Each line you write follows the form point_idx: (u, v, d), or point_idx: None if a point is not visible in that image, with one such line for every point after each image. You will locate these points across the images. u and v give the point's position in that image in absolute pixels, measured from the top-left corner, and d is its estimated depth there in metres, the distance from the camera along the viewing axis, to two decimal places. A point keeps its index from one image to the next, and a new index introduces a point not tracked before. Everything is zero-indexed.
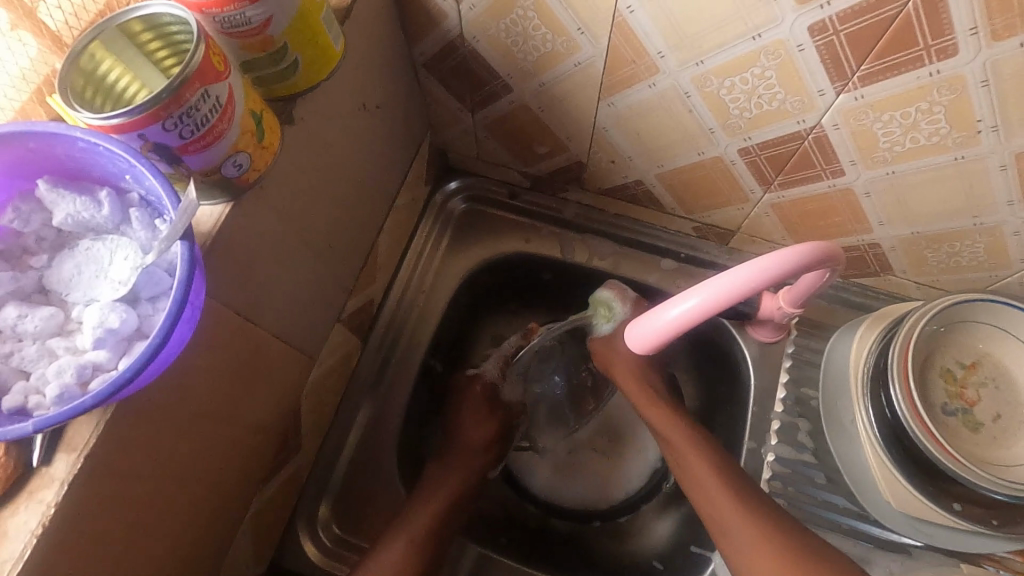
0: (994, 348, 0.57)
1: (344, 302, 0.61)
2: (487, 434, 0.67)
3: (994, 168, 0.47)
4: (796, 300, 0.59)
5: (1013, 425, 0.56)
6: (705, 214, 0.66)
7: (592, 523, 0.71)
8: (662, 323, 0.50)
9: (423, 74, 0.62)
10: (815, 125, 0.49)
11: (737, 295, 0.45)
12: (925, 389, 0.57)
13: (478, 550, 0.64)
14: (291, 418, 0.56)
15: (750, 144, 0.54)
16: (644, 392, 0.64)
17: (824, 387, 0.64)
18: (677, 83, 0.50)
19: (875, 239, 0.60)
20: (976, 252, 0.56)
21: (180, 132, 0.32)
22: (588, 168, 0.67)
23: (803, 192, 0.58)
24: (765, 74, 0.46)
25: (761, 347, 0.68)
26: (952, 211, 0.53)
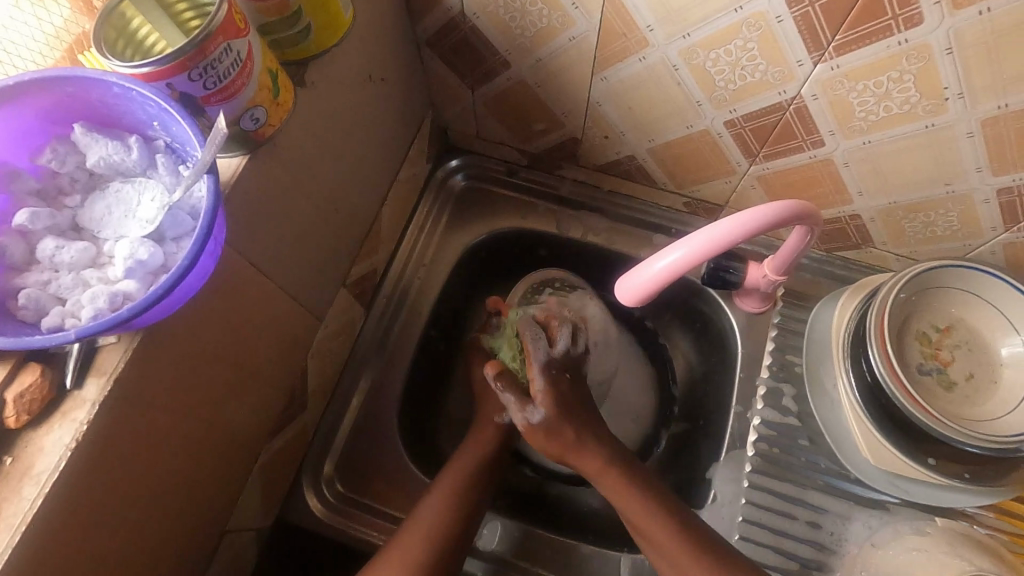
0: (968, 313, 0.60)
1: (348, 269, 0.64)
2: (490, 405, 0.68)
3: (962, 135, 0.50)
4: (780, 267, 0.62)
5: (984, 384, 0.59)
6: (694, 188, 0.69)
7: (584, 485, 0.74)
8: (648, 278, 0.51)
9: (426, 51, 0.65)
10: (796, 96, 0.53)
11: (722, 246, 0.47)
12: (902, 352, 0.60)
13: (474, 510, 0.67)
14: (297, 376, 0.59)
15: (735, 116, 0.57)
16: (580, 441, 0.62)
17: (809, 353, 0.67)
18: (665, 56, 0.53)
19: (855, 210, 0.63)
20: (949, 220, 0.59)
21: (204, 82, 0.35)
22: (583, 145, 0.70)
23: (786, 164, 0.60)
24: (747, 46, 0.49)
25: (748, 317, 0.71)
26: (926, 179, 0.56)
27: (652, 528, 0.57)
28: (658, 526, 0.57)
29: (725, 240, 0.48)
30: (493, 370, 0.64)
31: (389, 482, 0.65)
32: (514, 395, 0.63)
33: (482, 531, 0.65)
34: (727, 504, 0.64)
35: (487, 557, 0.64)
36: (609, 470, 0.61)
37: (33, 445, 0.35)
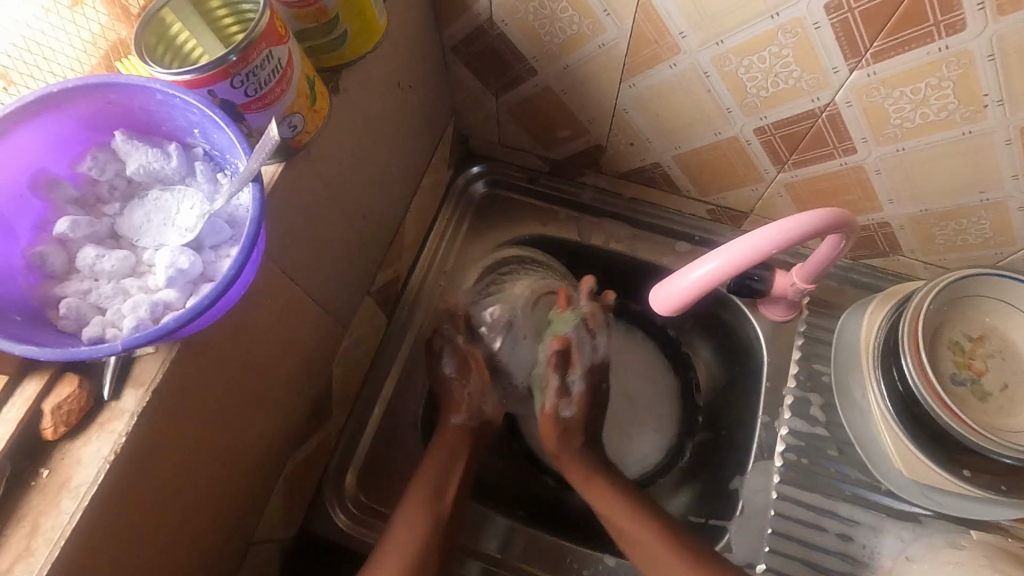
0: (1000, 323, 0.59)
1: (373, 276, 0.63)
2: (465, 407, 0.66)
3: (999, 143, 0.50)
4: (809, 275, 0.61)
5: (1019, 394, 0.58)
6: (719, 196, 0.69)
7: None
8: (682, 288, 0.51)
9: (451, 57, 0.64)
10: (829, 103, 0.52)
11: (758, 256, 0.47)
12: (935, 361, 0.59)
13: (499, 521, 0.65)
14: (322, 384, 0.59)
15: (765, 123, 0.57)
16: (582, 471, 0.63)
17: (837, 362, 0.66)
18: (696, 63, 0.53)
19: (884, 217, 0.62)
20: (981, 227, 0.59)
21: (245, 90, 0.35)
22: (607, 151, 0.70)
23: (816, 171, 0.60)
24: (782, 53, 0.49)
25: (774, 326, 0.70)
26: (960, 187, 0.55)
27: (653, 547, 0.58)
28: (641, 531, 0.59)
29: (761, 251, 0.47)
30: (556, 348, 0.64)
31: None
32: (558, 375, 0.64)
33: (506, 544, 0.64)
34: (755, 515, 0.63)
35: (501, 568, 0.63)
36: (602, 493, 0.62)
37: (71, 457, 0.34)
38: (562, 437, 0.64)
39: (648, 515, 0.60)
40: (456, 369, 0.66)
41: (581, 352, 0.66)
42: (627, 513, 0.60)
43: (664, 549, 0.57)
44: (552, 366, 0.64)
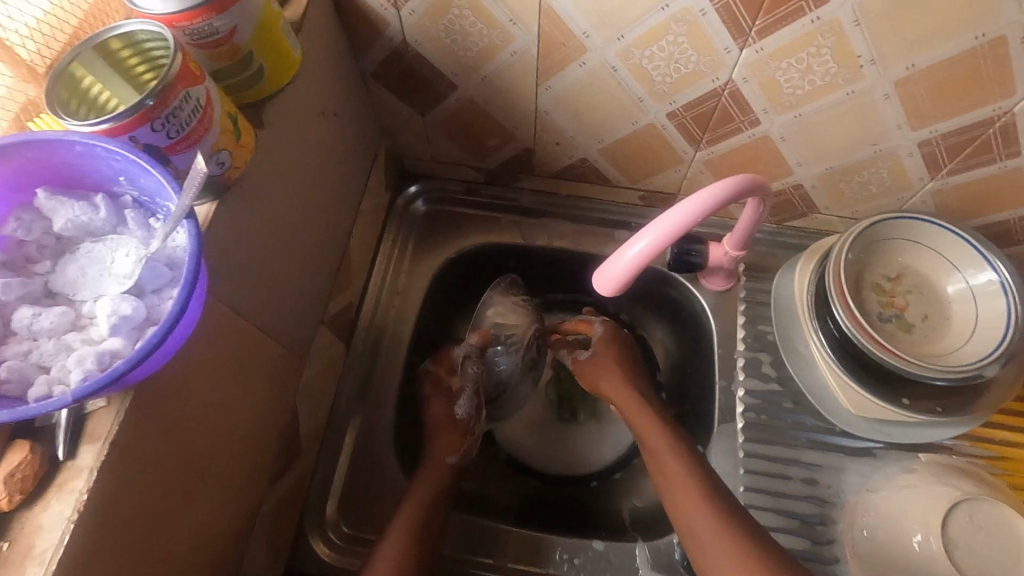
0: (913, 261, 0.65)
1: (325, 305, 0.63)
2: (458, 434, 0.68)
3: (880, 98, 0.55)
4: (739, 243, 0.65)
5: (939, 322, 0.63)
6: (647, 181, 0.73)
7: (588, 482, 0.75)
8: (622, 267, 0.52)
9: (372, 83, 0.66)
10: (728, 81, 0.56)
11: (683, 226, 0.49)
12: (862, 303, 0.63)
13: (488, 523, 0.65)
14: (289, 419, 0.58)
15: (676, 107, 0.61)
16: (632, 405, 0.68)
17: (778, 320, 0.71)
18: (604, 59, 0.56)
19: (797, 180, 0.67)
20: (881, 176, 0.64)
21: (168, 131, 0.35)
22: (537, 154, 0.72)
23: (729, 145, 0.64)
24: (677, 40, 0.53)
25: (717, 295, 0.74)
26: (856, 142, 0.60)
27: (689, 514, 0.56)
28: (676, 473, 0.60)
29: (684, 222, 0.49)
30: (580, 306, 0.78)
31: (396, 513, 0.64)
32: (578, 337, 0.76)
33: (497, 547, 0.64)
34: (727, 476, 0.66)
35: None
36: (647, 420, 0.65)
37: (32, 524, 0.33)
38: (592, 368, 0.71)
39: (691, 459, 0.61)
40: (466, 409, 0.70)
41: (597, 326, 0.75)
42: (674, 455, 0.61)
43: (698, 495, 0.57)
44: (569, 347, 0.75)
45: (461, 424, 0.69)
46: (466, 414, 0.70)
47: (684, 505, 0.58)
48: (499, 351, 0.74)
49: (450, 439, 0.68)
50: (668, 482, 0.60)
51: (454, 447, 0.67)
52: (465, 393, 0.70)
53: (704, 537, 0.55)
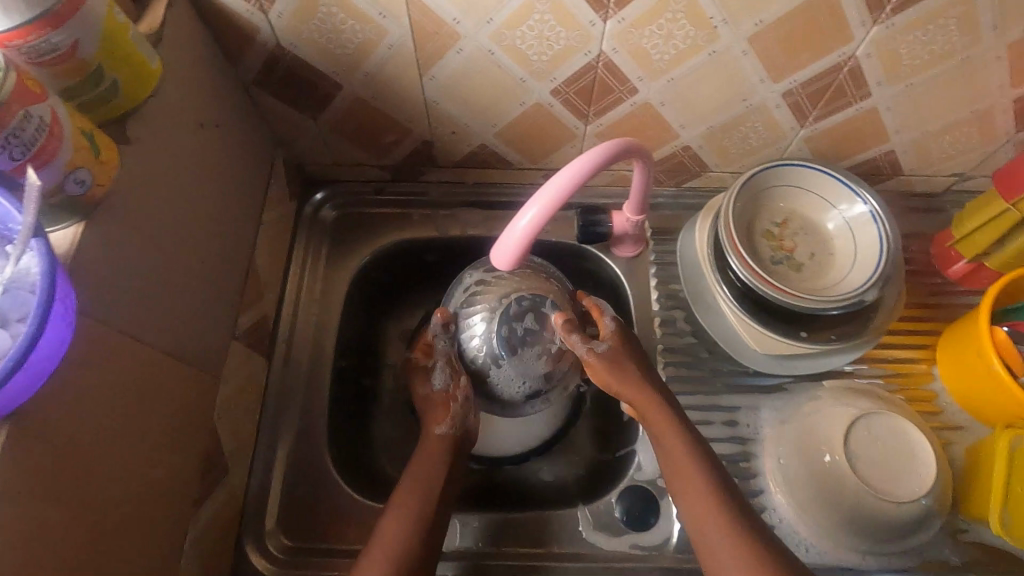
0: (797, 205, 0.70)
1: (235, 321, 0.62)
2: (445, 413, 0.64)
3: (739, 55, 0.59)
4: (637, 207, 0.68)
5: (825, 257, 0.68)
6: (547, 160, 0.75)
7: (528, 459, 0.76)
8: (516, 237, 0.52)
9: (256, 92, 0.65)
10: (599, 54, 0.59)
11: (567, 190, 0.50)
12: (755, 250, 0.68)
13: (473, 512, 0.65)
14: (209, 439, 0.57)
15: (557, 84, 0.63)
16: (651, 407, 0.60)
17: (687, 276, 0.74)
18: (479, 44, 0.58)
19: (684, 142, 0.71)
20: (757, 130, 0.69)
21: (10, 153, 0.34)
22: (436, 146, 0.73)
23: (615, 115, 0.67)
24: (544, 18, 0.55)
25: (628, 262, 0.77)
26: (728, 100, 0.64)
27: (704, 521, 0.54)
28: (691, 477, 0.56)
29: (568, 186, 0.50)
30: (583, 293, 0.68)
31: (338, 517, 0.64)
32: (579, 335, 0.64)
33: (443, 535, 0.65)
34: None
35: (469, 559, 0.63)
36: (670, 431, 0.58)
37: None
38: (605, 366, 0.61)
39: (707, 459, 0.57)
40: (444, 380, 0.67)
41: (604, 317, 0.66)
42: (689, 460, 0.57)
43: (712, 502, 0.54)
44: (582, 337, 0.63)
45: (440, 396, 0.66)
46: (444, 386, 0.66)
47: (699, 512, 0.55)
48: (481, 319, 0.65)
49: (432, 410, 0.65)
50: (687, 498, 0.56)
51: (440, 420, 0.64)
52: (440, 367, 0.67)
53: (717, 544, 0.52)
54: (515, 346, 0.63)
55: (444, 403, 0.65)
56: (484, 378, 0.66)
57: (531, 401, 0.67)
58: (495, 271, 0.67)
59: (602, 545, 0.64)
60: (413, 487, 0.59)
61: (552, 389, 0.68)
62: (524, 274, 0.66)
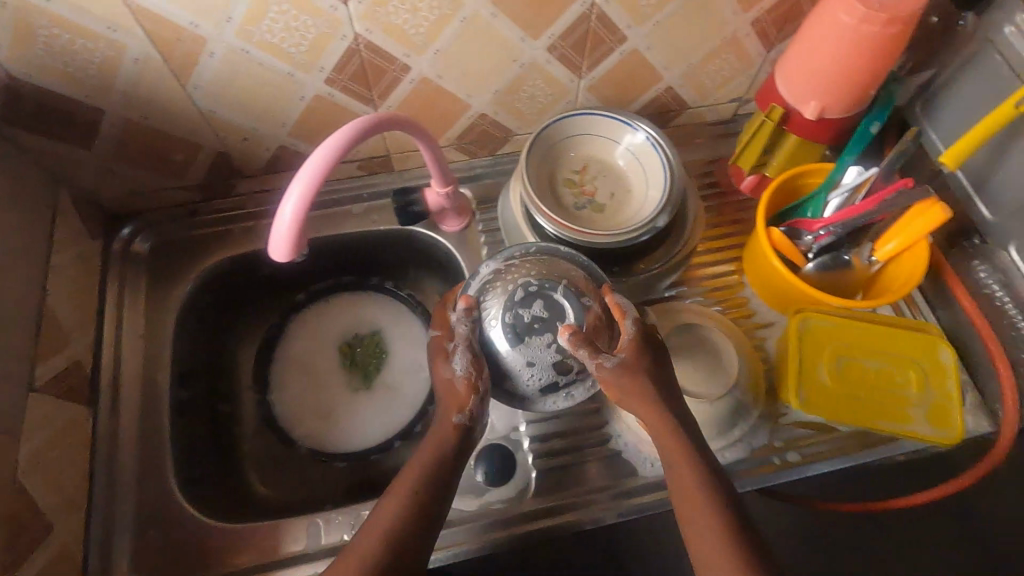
0: (593, 151, 0.74)
1: (32, 372, 0.59)
2: (466, 397, 0.59)
3: (489, 17, 0.61)
4: (442, 178, 0.70)
5: (623, 195, 0.72)
6: (354, 151, 0.75)
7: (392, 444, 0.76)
8: (284, 220, 0.50)
9: (10, 130, 0.61)
10: (355, 36, 0.60)
11: (327, 163, 0.50)
12: (558, 200, 0.72)
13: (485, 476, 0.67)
14: (18, 499, 0.54)
15: (327, 73, 0.63)
16: (654, 415, 0.57)
17: (510, 237, 0.77)
18: (228, 45, 0.57)
19: (477, 110, 0.73)
20: (541, 87, 0.72)
21: None
22: (234, 155, 0.72)
23: (400, 95, 0.68)
24: (283, 9, 0.55)
25: (457, 235, 0.80)
26: (501, 63, 0.67)
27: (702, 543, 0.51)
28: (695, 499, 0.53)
29: (328, 160, 0.51)
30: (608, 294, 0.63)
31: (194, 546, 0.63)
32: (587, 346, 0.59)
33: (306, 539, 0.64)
34: None
35: (472, 521, 0.65)
36: (681, 455, 0.55)
37: None
38: (612, 385, 0.59)
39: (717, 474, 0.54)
40: (464, 366, 0.61)
41: (626, 318, 0.61)
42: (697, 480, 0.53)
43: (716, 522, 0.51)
44: (591, 351, 0.59)
45: (463, 382, 0.60)
46: (465, 370, 0.60)
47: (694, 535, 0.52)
48: (502, 304, 0.62)
49: (451, 400, 0.60)
50: (684, 494, 0.53)
51: (459, 405, 0.59)
52: (457, 351, 0.61)
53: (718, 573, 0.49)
54: (523, 334, 0.61)
55: (469, 391, 0.59)
56: (504, 375, 0.63)
57: (550, 395, 0.64)
58: (512, 258, 0.66)
59: (468, 512, 0.66)
60: (411, 472, 0.55)
61: (573, 381, 0.64)
62: (543, 269, 0.64)
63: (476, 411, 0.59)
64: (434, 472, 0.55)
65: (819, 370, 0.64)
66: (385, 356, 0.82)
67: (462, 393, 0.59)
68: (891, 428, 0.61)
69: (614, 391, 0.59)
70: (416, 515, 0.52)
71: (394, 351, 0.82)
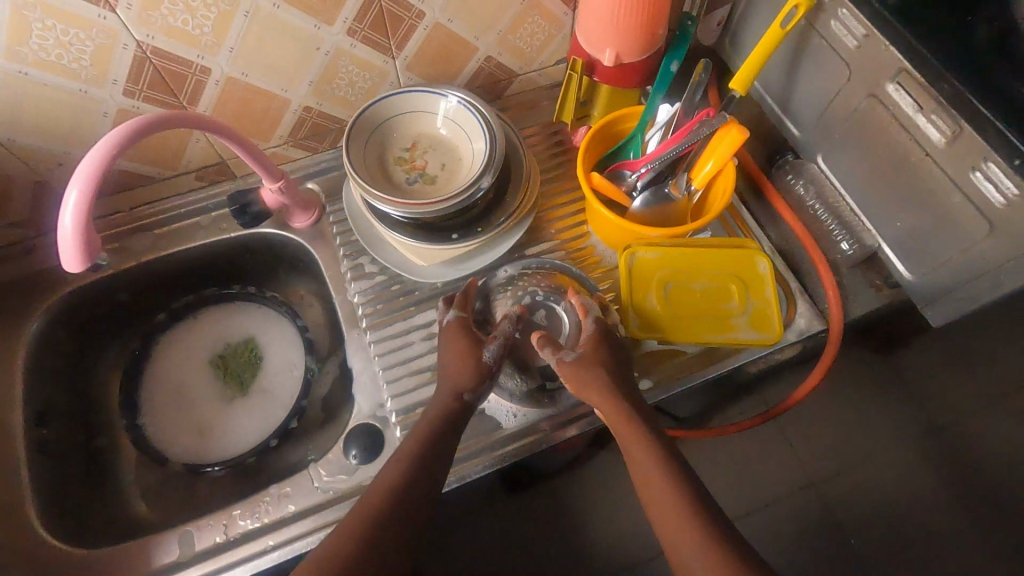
0: (420, 128, 0.76)
1: None
2: (472, 368, 0.61)
3: (272, 8, 0.62)
4: (272, 175, 0.72)
5: (454, 165, 0.75)
6: (185, 162, 0.75)
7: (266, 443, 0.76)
8: (69, 227, 0.50)
9: None
10: (138, 44, 0.60)
11: (97, 164, 0.50)
12: (389, 178, 0.74)
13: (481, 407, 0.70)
14: None
15: (123, 85, 0.63)
16: (609, 408, 0.59)
17: (360, 228, 0.77)
18: (1, 67, 0.57)
19: (298, 104, 0.74)
20: (356, 73, 0.73)
21: None
22: (56, 182, 0.71)
23: (211, 97, 0.68)
24: (47, 24, 0.55)
25: (310, 230, 0.81)
26: (305, 54, 0.68)
27: (670, 522, 0.51)
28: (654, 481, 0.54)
29: (101, 161, 0.51)
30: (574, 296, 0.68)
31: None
32: (550, 345, 0.64)
33: (180, 550, 0.64)
34: (363, 368, 0.73)
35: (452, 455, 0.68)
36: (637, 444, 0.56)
37: None
38: (569, 377, 0.61)
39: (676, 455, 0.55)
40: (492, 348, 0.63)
41: (586, 319, 0.65)
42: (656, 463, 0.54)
43: (676, 497, 0.52)
44: (553, 350, 0.64)
45: (483, 361, 0.62)
46: (493, 356, 0.62)
47: (661, 515, 0.52)
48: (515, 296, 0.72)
49: (456, 365, 0.62)
50: (636, 463, 0.56)
51: (467, 384, 0.61)
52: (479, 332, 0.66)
53: (684, 551, 0.49)
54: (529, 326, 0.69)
55: (479, 375, 0.61)
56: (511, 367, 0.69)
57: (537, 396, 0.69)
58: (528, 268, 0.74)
59: (341, 492, 0.66)
60: (407, 447, 0.57)
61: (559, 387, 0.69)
62: (551, 279, 0.73)
63: (481, 376, 0.61)
64: (440, 439, 0.58)
65: (649, 298, 0.68)
66: (259, 362, 0.82)
67: (474, 367, 0.62)
68: (717, 337, 0.66)
69: (570, 378, 0.61)
70: (408, 486, 0.54)
71: (268, 355, 0.82)
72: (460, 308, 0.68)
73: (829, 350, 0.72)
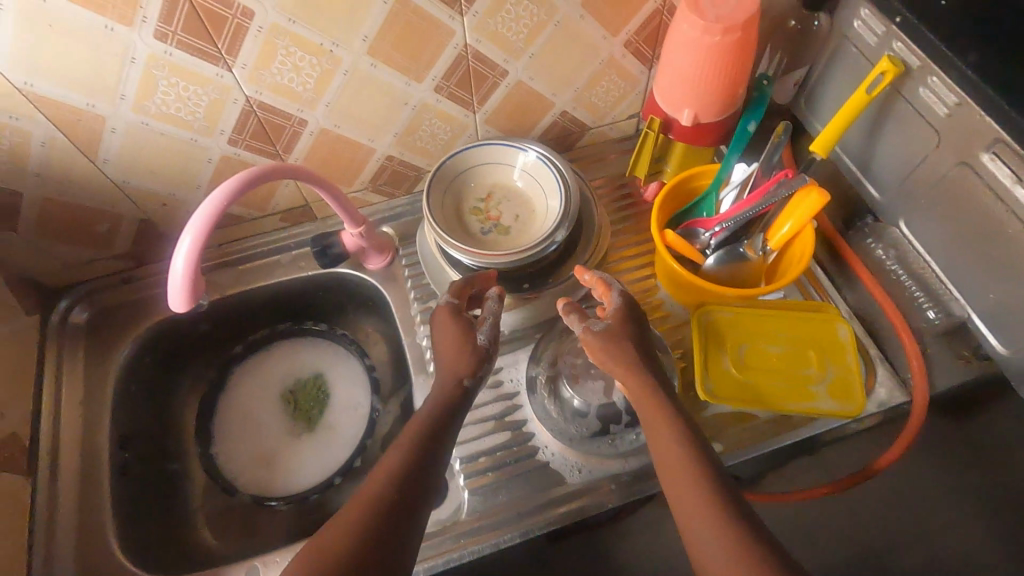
0: (496, 180, 0.78)
1: None
2: (466, 360, 0.60)
3: (369, 68, 0.66)
4: (353, 219, 0.75)
5: (527, 216, 0.76)
6: (273, 204, 0.80)
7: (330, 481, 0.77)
8: (180, 269, 0.53)
9: None
10: (247, 99, 0.64)
11: (213, 212, 0.54)
12: (465, 227, 0.76)
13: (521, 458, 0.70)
14: None
15: (229, 134, 0.68)
16: (640, 388, 0.57)
17: (433, 274, 0.79)
18: (127, 120, 0.62)
19: (382, 152, 0.77)
20: (437, 125, 0.76)
21: None
22: (156, 220, 0.76)
23: (305, 145, 0.72)
24: (171, 82, 0.60)
25: (383, 271, 0.83)
26: (393, 107, 0.71)
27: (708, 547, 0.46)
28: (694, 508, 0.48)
29: (216, 209, 0.54)
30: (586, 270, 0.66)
31: None
32: (577, 313, 0.63)
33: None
34: None
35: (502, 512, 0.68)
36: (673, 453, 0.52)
37: None
38: (594, 348, 0.60)
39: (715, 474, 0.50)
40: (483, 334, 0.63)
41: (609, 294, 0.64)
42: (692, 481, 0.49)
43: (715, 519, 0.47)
44: (580, 317, 0.62)
45: (480, 346, 0.62)
46: (488, 339, 0.62)
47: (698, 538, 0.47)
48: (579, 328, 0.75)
49: (455, 352, 0.61)
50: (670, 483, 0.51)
51: (466, 369, 0.60)
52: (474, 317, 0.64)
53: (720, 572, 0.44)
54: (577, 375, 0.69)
55: (478, 358, 0.61)
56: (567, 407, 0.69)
57: (600, 439, 0.68)
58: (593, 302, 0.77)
59: None
60: (393, 454, 0.52)
61: (622, 428, 0.68)
62: None
63: (477, 363, 0.61)
64: (426, 438, 0.53)
65: (723, 359, 0.66)
66: (326, 397, 0.84)
67: (470, 352, 0.61)
68: (797, 407, 0.63)
69: (599, 353, 0.60)
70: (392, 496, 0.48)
71: (334, 390, 0.85)
72: (456, 290, 0.66)
73: (913, 424, 0.68)
